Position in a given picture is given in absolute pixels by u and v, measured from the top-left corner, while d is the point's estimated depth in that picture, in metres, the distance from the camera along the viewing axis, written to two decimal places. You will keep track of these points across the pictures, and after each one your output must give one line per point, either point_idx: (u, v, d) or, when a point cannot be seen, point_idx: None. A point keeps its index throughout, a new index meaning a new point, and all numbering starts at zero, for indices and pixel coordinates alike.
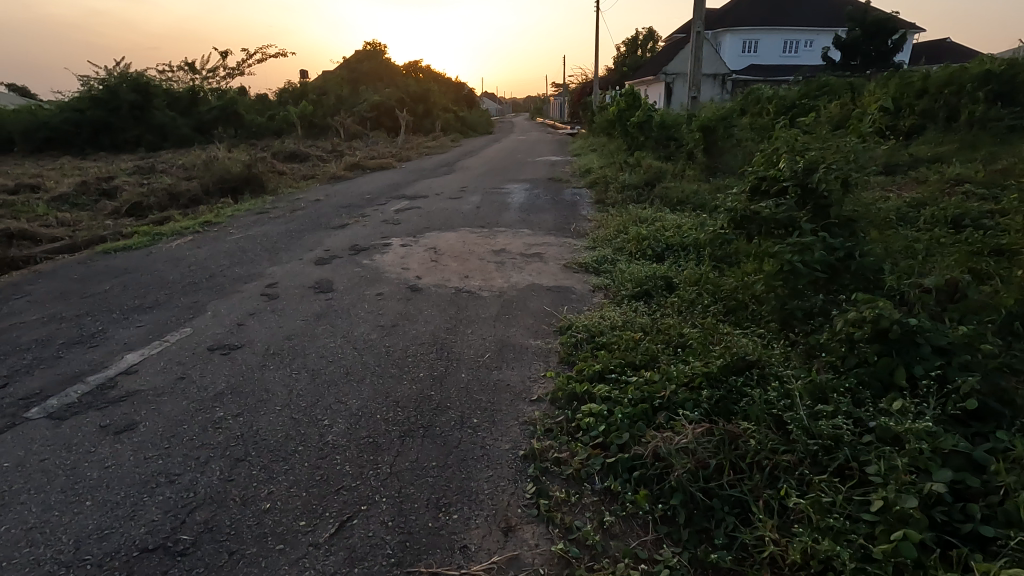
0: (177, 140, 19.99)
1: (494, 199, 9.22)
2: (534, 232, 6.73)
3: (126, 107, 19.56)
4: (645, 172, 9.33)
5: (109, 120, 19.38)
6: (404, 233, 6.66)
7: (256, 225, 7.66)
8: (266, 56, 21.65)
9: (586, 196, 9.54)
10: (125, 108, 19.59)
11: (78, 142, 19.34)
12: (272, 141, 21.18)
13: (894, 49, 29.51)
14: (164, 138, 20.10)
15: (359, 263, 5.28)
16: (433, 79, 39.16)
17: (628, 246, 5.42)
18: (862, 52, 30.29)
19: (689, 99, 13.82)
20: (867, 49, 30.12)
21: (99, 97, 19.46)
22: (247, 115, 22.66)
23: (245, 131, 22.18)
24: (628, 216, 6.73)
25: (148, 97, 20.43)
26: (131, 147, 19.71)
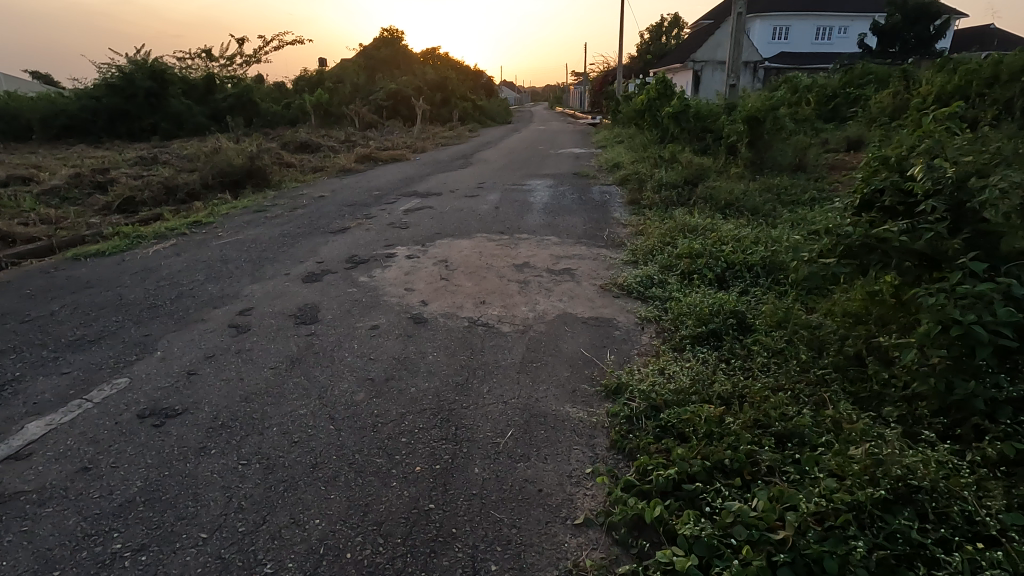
0: (192, 128, 19.40)
1: (515, 198, 8.31)
2: (562, 240, 5.83)
3: (142, 94, 19.00)
4: (684, 168, 8.34)
5: (125, 107, 18.85)
6: (412, 240, 5.80)
7: (249, 227, 6.84)
8: (281, 42, 20.90)
9: (617, 195, 8.58)
10: (139, 96, 19.10)
11: (95, 130, 18.87)
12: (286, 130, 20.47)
13: (937, 35, 27.72)
14: (179, 126, 19.55)
15: (355, 281, 4.44)
16: (451, 67, 38.11)
17: (678, 263, 4.49)
18: (901, 39, 28.51)
19: (727, 87, 12.77)
20: (907, 36, 28.34)
21: (115, 84, 18.93)
22: (262, 102, 21.97)
23: (261, 119, 21.51)
24: (671, 223, 5.79)
25: (163, 84, 19.90)
26: (147, 135, 19.19)
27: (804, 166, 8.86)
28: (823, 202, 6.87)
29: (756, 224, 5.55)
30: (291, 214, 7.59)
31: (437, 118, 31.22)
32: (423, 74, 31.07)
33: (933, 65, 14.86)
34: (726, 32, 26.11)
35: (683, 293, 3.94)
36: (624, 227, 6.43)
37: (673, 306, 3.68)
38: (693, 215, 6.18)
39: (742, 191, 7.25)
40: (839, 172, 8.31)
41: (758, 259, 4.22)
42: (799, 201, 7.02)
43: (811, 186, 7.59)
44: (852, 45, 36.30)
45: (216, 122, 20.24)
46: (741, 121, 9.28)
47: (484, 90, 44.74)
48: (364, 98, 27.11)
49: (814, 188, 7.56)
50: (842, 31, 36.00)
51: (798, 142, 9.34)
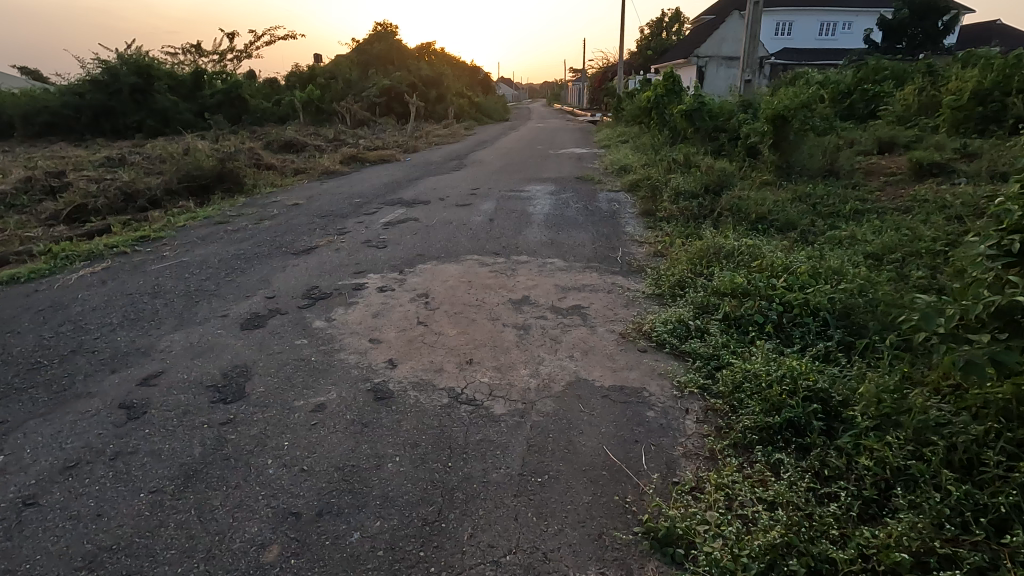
0: (178, 126, 18.46)
1: (514, 207, 7.40)
2: (569, 264, 4.90)
3: (126, 89, 18.06)
4: (704, 173, 7.43)
5: (109, 104, 17.92)
6: (389, 264, 4.85)
7: (203, 245, 5.88)
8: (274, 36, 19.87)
9: (628, 204, 7.67)
10: (119, 92, 18.12)
11: (76, 127, 17.93)
12: (274, 128, 19.49)
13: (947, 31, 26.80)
14: (167, 124, 18.43)
15: (307, 328, 3.48)
16: (448, 63, 37.06)
17: (718, 302, 3.56)
18: (908, 35, 27.58)
19: (742, 83, 11.83)
20: (913, 31, 27.39)
21: (99, 79, 18.00)
22: (251, 98, 20.99)
23: (250, 116, 20.54)
24: (698, 244, 4.85)
25: (151, 80, 18.77)
26: (131, 133, 18.23)
27: (835, 171, 7.93)
28: (868, 216, 5.97)
29: (802, 249, 4.65)
30: (256, 227, 6.64)
31: (432, 116, 30.22)
32: (418, 70, 30.03)
33: (957, 61, 13.94)
34: (732, 27, 25.16)
35: (733, 350, 3.02)
36: (640, 248, 5.53)
37: (724, 373, 2.75)
38: (723, 234, 5.26)
39: (774, 202, 6.34)
40: (878, 179, 7.40)
41: (823, 301, 3.31)
42: (839, 215, 6.13)
43: (850, 196, 6.68)
44: (857, 41, 35.35)
45: (201, 118, 19.24)
46: (765, 121, 8.35)
47: (481, 87, 43.67)
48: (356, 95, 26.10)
49: (853, 198, 6.64)
50: (847, 27, 35.05)
51: (827, 145, 8.44)
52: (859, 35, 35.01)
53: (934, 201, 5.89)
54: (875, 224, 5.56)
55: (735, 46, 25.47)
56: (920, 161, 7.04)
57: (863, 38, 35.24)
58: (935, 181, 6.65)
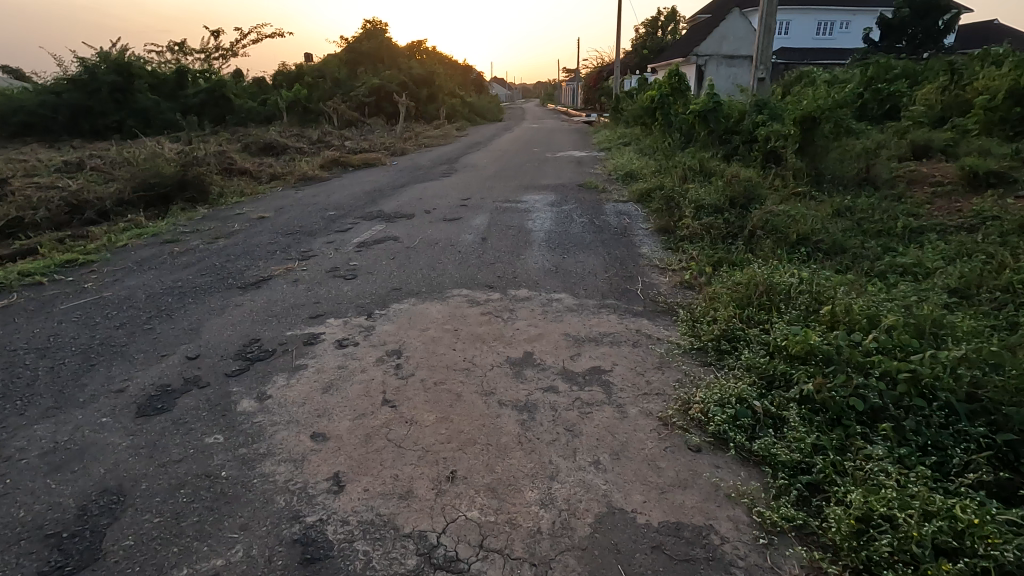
0: (159, 126, 17.33)
1: (509, 221, 6.48)
2: (580, 302, 3.98)
3: (105, 88, 16.90)
4: (726, 182, 6.51)
5: (88, 104, 16.77)
6: (357, 302, 3.89)
7: (138, 273, 4.88)
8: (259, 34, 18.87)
9: (640, 217, 6.76)
10: (94, 90, 17.05)
11: (54, 128, 16.71)
12: (257, 130, 18.44)
13: (947, 30, 26.12)
14: (146, 125, 17.42)
15: (229, 414, 2.52)
16: (439, 62, 35.98)
17: (788, 371, 2.65)
18: (908, 35, 26.84)
19: (754, 82, 10.96)
20: (913, 30, 26.65)
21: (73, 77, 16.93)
22: (236, 97, 19.90)
23: (235, 116, 19.46)
24: (739, 276, 3.94)
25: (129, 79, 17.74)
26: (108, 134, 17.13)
27: (871, 180, 7.05)
28: (926, 236, 5.09)
29: (868, 286, 3.77)
30: (207, 249, 5.66)
31: (422, 116, 29.23)
32: (408, 69, 28.99)
33: (974, 60, 13.13)
34: (731, 25, 24.30)
35: (833, 459, 2.11)
36: (663, 277, 4.61)
37: (835, 509, 1.84)
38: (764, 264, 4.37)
39: (814, 218, 5.44)
40: (923, 190, 6.52)
41: (940, 375, 2.41)
42: (890, 236, 5.25)
43: (897, 211, 5.80)
44: (855, 41, 34.62)
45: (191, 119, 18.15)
46: (791, 123, 7.46)
47: (474, 87, 42.65)
48: (344, 94, 25.06)
49: (902, 213, 5.76)
50: (843, 26, 34.33)
51: (858, 150, 7.57)
52: (857, 35, 34.34)
53: (1005, 219, 5.02)
54: (940, 248, 4.68)
55: (735, 44, 24.62)
56: (974, 170, 6.17)
57: (861, 37, 34.52)
58: (996, 194, 5.78)
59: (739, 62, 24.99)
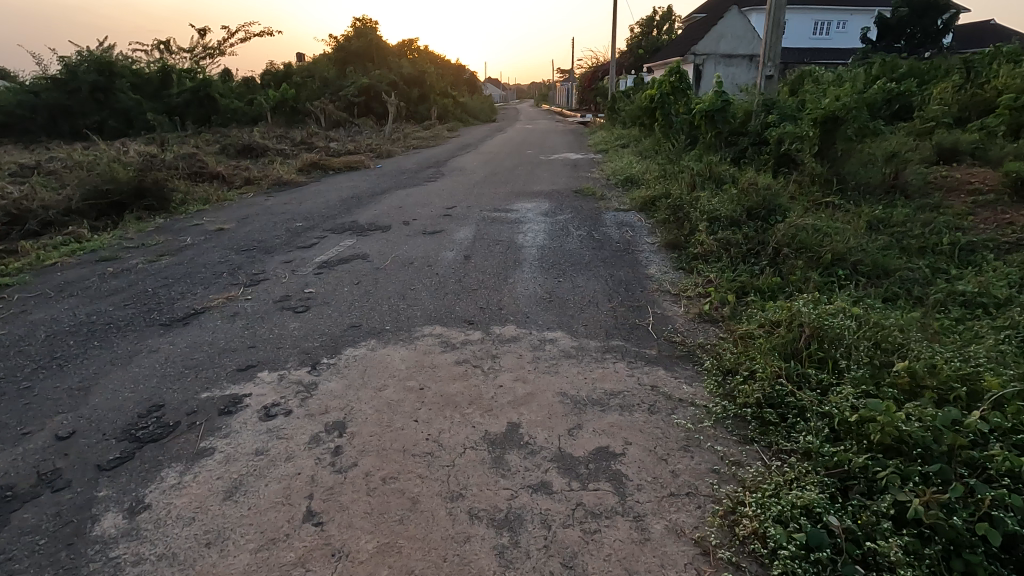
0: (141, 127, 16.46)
1: (497, 235, 5.75)
2: (580, 344, 3.23)
3: (85, 88, 16.18)
4: (742, 190, 5.78)
5: (66, 103, 15.97)
6: (301, 347, 3.13)
7: (54, 301, 4.11)
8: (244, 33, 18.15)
9: (644, 230, 6.04)
10: (71, 89, 16.28)
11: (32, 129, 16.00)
12: (239, 130, 17.61)
13: (946, 30, 25.57)
14: (128, 125, 16.70)
15: (78, 544, 1.76)
16: (431, 62, 35.14)
17: (869, 467, 1.92)
18: (907, 34, 26.19)
19: (762, 79, 10.26)
20: (912, 29, 25.99)
21: (52, 77, 16.21)
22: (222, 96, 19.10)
23: (220, 116, 18.66)
24: (775, 313, 3.21)
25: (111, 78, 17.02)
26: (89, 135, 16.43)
27: (901, 187, 6.33)
28: (980, 256, 4.38)
29: (936, 326, 3.04)
30: (145, 270, 4.88)
31: (413, 117, 28.47)
32: (399, 68, 28.16)
33: (988, 58, 12.43)
34: (729, 23, 23.59)
35: None
36: (678, 308, 3.89)
37: None
38: (800, 297, 3.64)
39: (846, 233, 4.72)
40: (961, 200, 5.82)
41: None
42: (937, 255, 4.54)
43: (938, 224, 5.10)
44: (853, 40, 34.01)
45: (173, 120, 17.33)
46: (810, 124, 6.75)
47: (466, 87, 41.81)
48: (331, 94, 24.24)
49: (944, 227, 5.05)
50: (841, 26, 33.75)
51: (883, 153, 6.86)
52: (855, 35, 33.73)
53: None
54: (1004, 271, 3.96)
55: (733, 43, 23.89)
56: (1021, 176, 5.47)
57: (858, 37, 33.92)
58: None
59: (737, 61, 24.28)
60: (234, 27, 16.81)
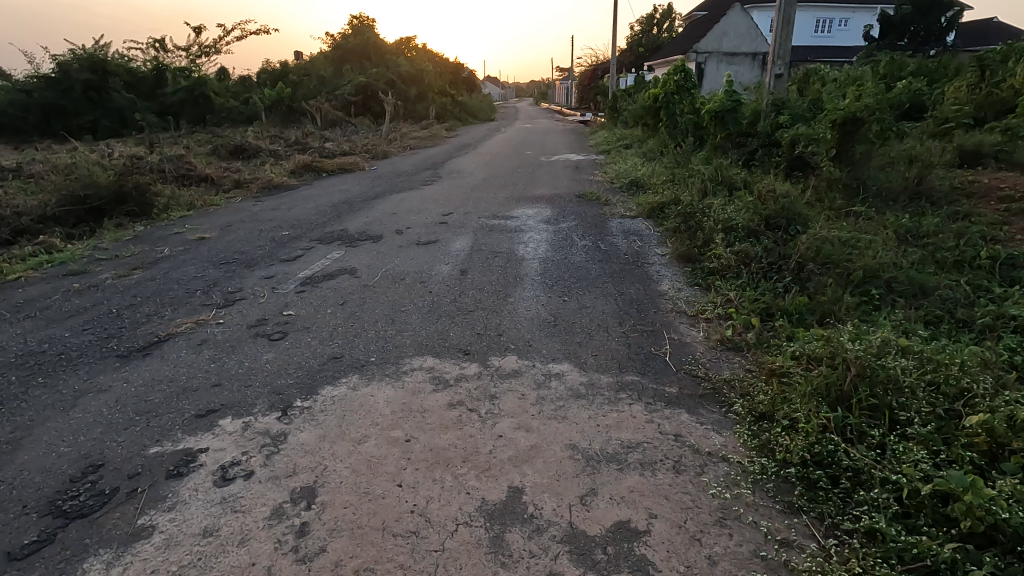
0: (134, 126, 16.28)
1: (496, 246, 5.38)
2: (590, 380, 2.85)
3: (78, 87, 15.82)
4: (758, 198, 5.40)
5: (60, 103, 15.61)
6: (271, 386, 2.74)
7: (8, 324, 3.72)
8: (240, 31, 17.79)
9: (653, 239, 5.67)
10: (61, 88, 15.88)
11: (24, 128, 15.66)
12: (233, 131, 17.20)
13: (950, 28, 25.21)
14: (123, 125, 16.37)
15: None
16: (429, 60, 34.65)
17: (960, 563, 1.58)
18: (910, 31, 25.80)
19: (771, 78, 9.89)
20: (915, 27, 25.59)
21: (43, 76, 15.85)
22: (218, 95, 18.73)
23: (215, 115, 18.28)
24: (811, 344, 2.84)
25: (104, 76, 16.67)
26: (83, 135, 16.09)
27: (926, 193, 5.95)
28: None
29: (995, 361, 2.68)
30: (114, 286, 4.49)
31: (411, 116, 28.07)
32: (397, 67, 27.72)
33: (1001, 56, 12.04)
34: (732, 21, 23.18)
35: None
36: (696, 332, 3.51)
37: None
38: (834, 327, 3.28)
39: (875, 246, 4.34)
40: (992, 207, 5.45)
41: None
42: (975, 270, 4.18)
43: (972, 235, 4.73)
44: (855, 38, 33.59)
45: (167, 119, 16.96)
46: (827, 126, 6.37)
47: (465, 86, 41.33)
48: (328, 93, 23.84)
49: (979, 238, 4.68)
50: (842, 24, 33.33)
51: (904, 155, 6.48)
52: (857, 33, 33.32)
53: None
54: None
55: (736, 41, 23.47)
56: None
57: (860, 36, 33.50)
58: None
59: (739, 59, 23.87)
60: (231, 26, 16.49)
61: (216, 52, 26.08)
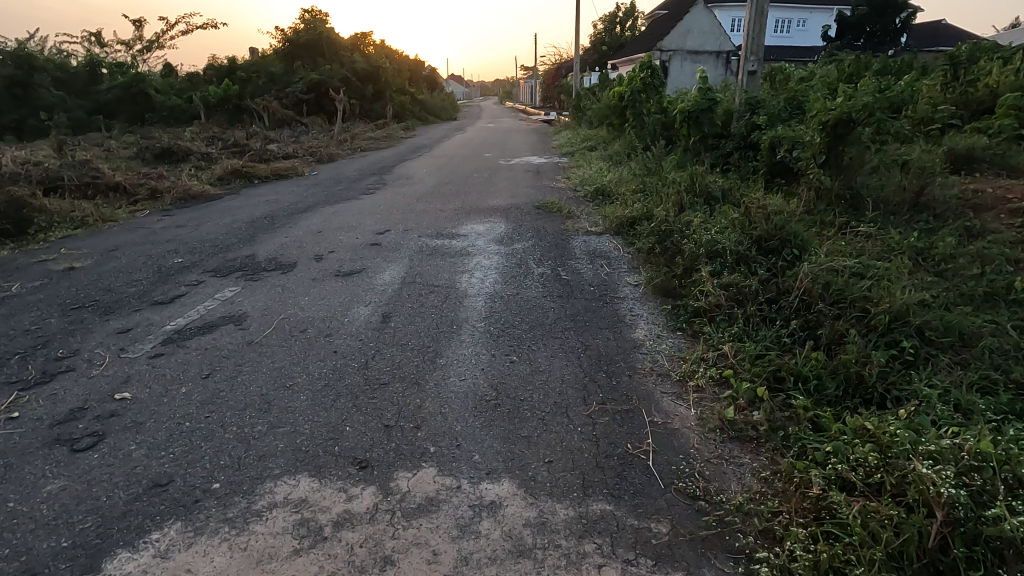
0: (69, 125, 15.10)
1: (434, 275, 4.41)
2: (541, 516, 1.91)
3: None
4: (745, 215, 4.59)
5: None
6: (25, 558, 1.70)
7: None
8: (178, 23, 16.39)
9: (623, 263, 4.79)
10: None
11: None
12: (166, 130, 15.67)
13: (904, 28, 25.44)
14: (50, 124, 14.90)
15: None
16: (387, 57, 33.21)
17: None
18: (867, 31, 25.85)
19: (743, 75, 9.21)
20: (872, 27, 25.65)
21: None
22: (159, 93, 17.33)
23: (155, 114, 16.90)
24: (856, 449, 1.98)
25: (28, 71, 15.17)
26: None
27: (927, 205, 5.25)
28: None
29: None
30: None
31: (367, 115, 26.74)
32: (352, 63, 26.28)
33: (970, 53, 11.65)
34: (695, 18, 22.68)
35: None
36: (685, 409, 2.62)
37: None
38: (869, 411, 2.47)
39: (893, 278, 3.55)
40: (1004, 222, 4.76)
41: None
42: (1012, 307, 3.42)
43: (995, 259, 4.00)
44: (813, 38, 33.74)
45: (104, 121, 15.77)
46: (815, 129, 5.61)
47: (426, 83, 40.00)
48: (277, 91, 22.42)
49: (1004, 262, 3.95)
50: (801, 24, 33.44)
51: (899, 161, 5.78)
52: (815, 33, 33.48)
53: None
54: None
55: (699, 38, 22.98)
56: None
57: (819, 35, 33.70)
58: None
59: (703, 58, 23.40)
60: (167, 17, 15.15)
61: (157, 46, 24.36)
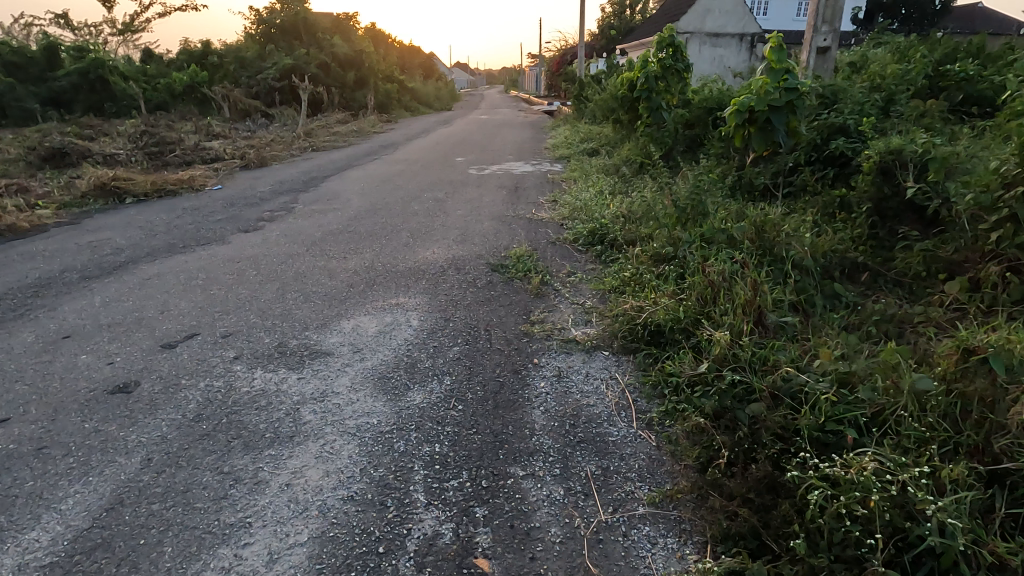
0: (16, 116, 12.53)
1: (133, 562, 1.66)
2: None
3: None
4: (947, 388, 1.83)
5: None
6: None
7: None
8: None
9: (640, 477, 2.04)
10: None
11: None
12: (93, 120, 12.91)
13: (946, 10, 22.30)
14: None
15: None
16: (374, 41, 30.11)
17: None
18: (907, 13, 22.66)
19: (809, 57, 6.37)
20: (912, 8, 22.46)
21: None
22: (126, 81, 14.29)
23: (116, 104, 13.83)
24: None
25: None
26: None
27: None
28: None
29: None
30: None
31: (347, 106, 23.89)
32: (331, 46, 23.30)
33: None
34: None
35: None
36: None
37: None
38: None
39: None
40: None
41: None
42: None
43: None
44: None
45: (57, 109, 13.28)
46: None
47: (418, 70, 36.82)
48: (242, 77, 19.64)
49: None
50: None
51: None
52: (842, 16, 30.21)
53: None
54: None
55: (721, 18, 19.88)
56: None
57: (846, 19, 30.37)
58: None
59: (724, 42, 20.29)
60: None
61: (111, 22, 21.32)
